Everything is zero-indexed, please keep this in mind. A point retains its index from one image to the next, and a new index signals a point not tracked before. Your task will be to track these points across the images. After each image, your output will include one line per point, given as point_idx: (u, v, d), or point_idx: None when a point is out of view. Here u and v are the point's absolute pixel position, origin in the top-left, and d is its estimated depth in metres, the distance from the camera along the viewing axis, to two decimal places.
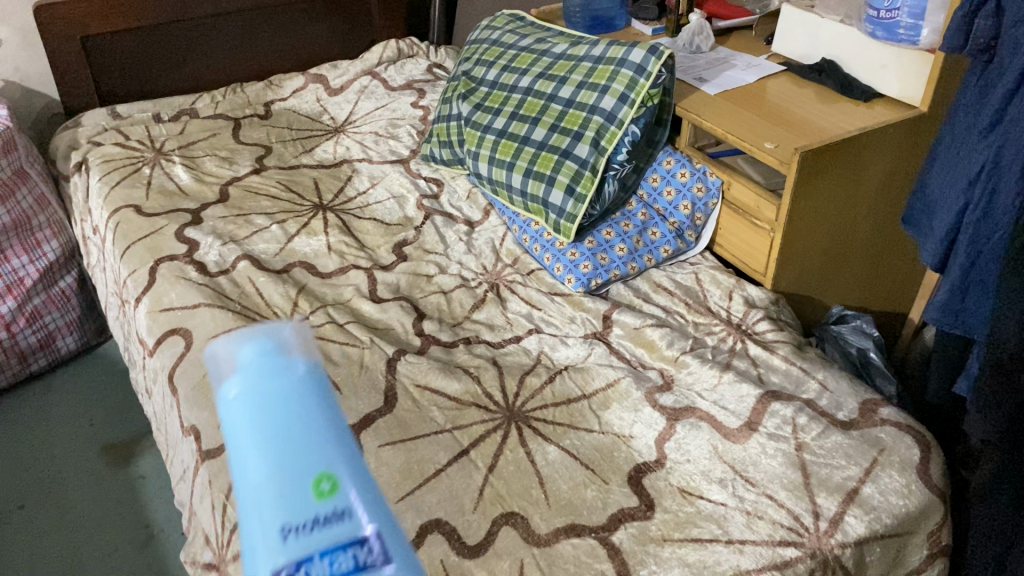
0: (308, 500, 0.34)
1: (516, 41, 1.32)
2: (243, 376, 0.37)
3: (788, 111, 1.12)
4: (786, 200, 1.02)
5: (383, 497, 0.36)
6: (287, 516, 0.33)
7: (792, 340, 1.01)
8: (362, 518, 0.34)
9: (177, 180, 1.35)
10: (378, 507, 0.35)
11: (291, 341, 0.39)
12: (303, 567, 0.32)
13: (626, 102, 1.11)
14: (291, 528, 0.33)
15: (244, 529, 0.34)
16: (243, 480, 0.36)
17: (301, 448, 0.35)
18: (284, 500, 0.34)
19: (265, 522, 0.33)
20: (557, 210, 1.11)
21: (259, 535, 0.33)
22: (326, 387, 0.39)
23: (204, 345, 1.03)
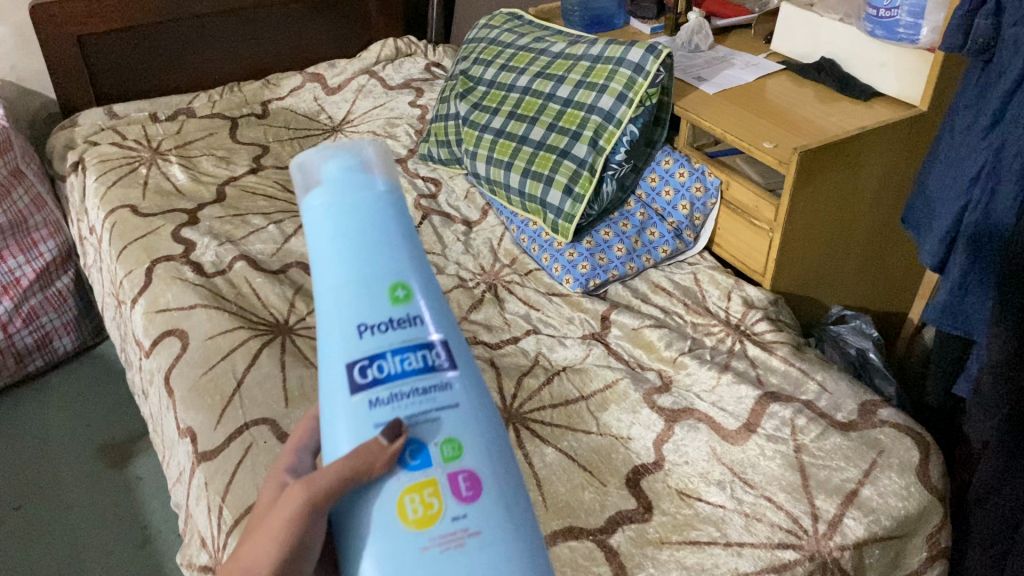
0: (384, 305, 0.41)
1: (514, 40, 1.31)
2: (330, 185, 0.43)
3: (787, 110, 1.11)
4: (785, 200, 1.02)
5: (443, 300, 0.44)
6: (364, 316, 0.41)
7: (791, 340, 1.01)
8: (427, 323, 0.42)
9: (173, 179, 1.34)
10: (438, 312, 0.43)
11: (370, 156, 0.45)
12: (378, 361, 0.41)
13: (624, 101, 1.10)
14: (367, 327, 0.41)
15: (326, 319, 0.42)
16: (323, 279, 0.43)
17: (380, 258, 0.42)
18: (363, 303, 0.41)
19: (346, 318, 0.41)
20: (555, 210, 1.11)
21: (340, 329, 0.41)
22: (400, 200, 0.44)
23: (200, 346, 1.02)
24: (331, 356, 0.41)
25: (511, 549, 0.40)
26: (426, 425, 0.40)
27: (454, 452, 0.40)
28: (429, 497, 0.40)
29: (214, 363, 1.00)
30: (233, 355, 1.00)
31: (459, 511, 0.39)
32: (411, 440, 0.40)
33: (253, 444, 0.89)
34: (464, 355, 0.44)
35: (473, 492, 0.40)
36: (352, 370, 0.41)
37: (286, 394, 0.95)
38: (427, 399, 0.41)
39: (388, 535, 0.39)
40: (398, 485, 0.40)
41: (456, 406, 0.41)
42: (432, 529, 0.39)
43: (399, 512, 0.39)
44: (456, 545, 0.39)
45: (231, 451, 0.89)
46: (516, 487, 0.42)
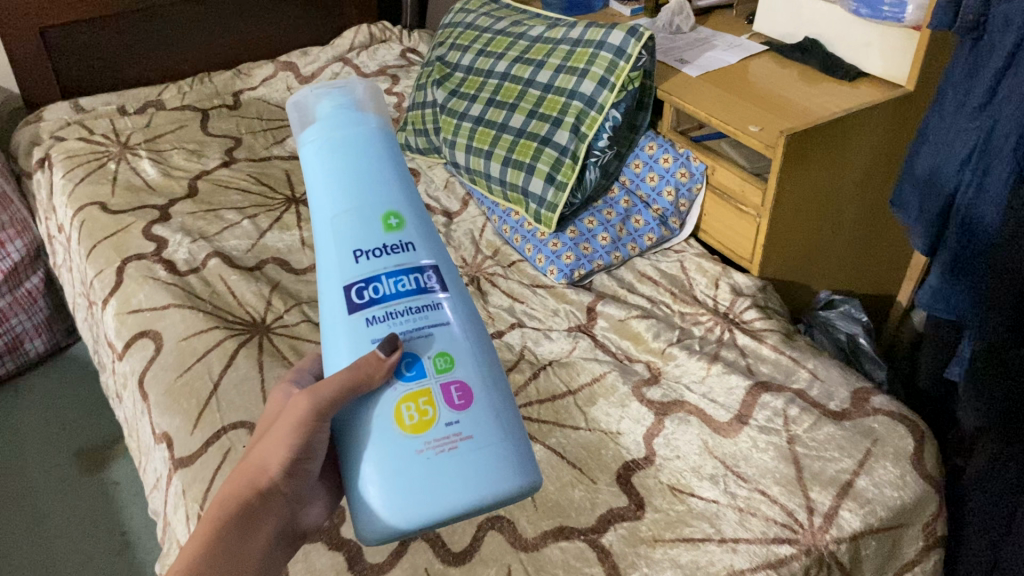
0: (379, 233, 0.52)
1: (491, 24, 1.27)
2: (330, 125, 0.54)
3: (772, 93, 1.09)
4: (772, 184, 1.00)
5: (430, 229, 0.54)
6: (362, 243, 0.51)
7: (781, 328, 0.99)
8: (417, 249, 0.52)
9: (143, 175, 1.31)
10: (427, 240, 0.53)
11: (364, 100, 0.56)
12: (374, 283, 0.50)
13: (605, 86, 1.08)
14: (364, 253, 0.51)
15: (328, 245, 0.52)
16: (325, 212, 0.53)
17: (373, 191, 0.53)
18: (361, 230, 0.51)
19: (346, 246, 0.51)
20: (537, 200, 1.08)
21: (343, 253, 0.51)
22: (389, 140, 0.55)
23: (174, 348, 0.99)
24: (333, 278, 0.51)
25: (499, 449, 0.49)
26: (419, 340, 0.50)
27: (446, 365, 0.49)
28: (424, 405, 0.48)
29: (189, 365, 0.97)
30: (209, 357, 0.97)
31: (452, 416, 0.48)
32: (407, 354, 0.49)
33: (231, 448, 0.87)
34: (451, 279, 0.53)
35: (463, 402, 0.49)
36: (351, 291, 0.50)
37: (264, 397, 0.92)
38: (420, 317, 0.50)
39: (390, 438, 0.48)
40: (396, 395, 0.48)
41: (445, 323, 0.51)
42: (428, 433, 0.48)
43: (398, 419, 0.48)
44: (449, 447, 0.48)
45: (208, 457, 0.87)
46: (500, 394, 0.51)
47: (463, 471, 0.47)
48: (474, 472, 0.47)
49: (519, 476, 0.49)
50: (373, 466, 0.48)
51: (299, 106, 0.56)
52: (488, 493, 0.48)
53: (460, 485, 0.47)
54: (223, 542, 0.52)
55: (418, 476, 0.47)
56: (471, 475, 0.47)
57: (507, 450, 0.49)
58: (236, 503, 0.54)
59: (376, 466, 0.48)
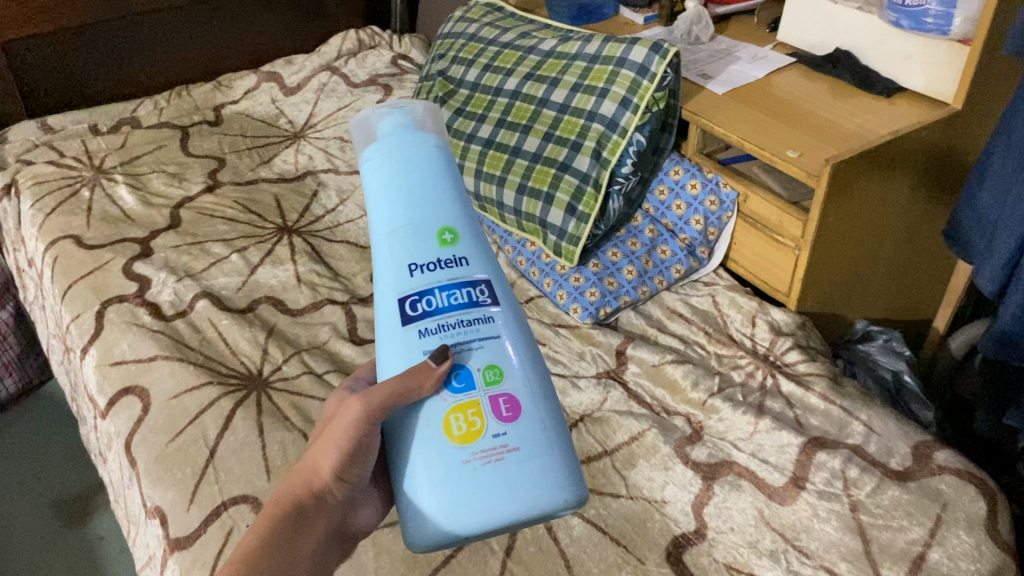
0: (433, 247, 0.49)
1: (497, 36, 1.18)
2: (388, 139, 0.51)
3: (808, 114, 1.01)
4: (815, 216, 0.92)
5: (486, 244, 0.52)
6: (415, 255, 0.49)
7: (827, 372, 0.91)
8: (471, 263, 0.50)
9: (120, 203, 1.20)
10: (482, 254, 0.51)
11: (423, 116, 0.53)
12: (427, 296, 0.48)
13: (628, 107, 0.99)
14: (418, 266, 0.49)
15: (382, 256, 0.50)
16: (379, 221, 0.51)
17: (429, 204, 0.50)
18: (414, 243, 0.49)
19: (399, 257, 0.49)
20: (557, 232, 1.00)
21: (395, 266, 0.49)
22: (448, 150, 0.53)
23: (164, 408, 0.90)
24: (387, 289, 0.49)
25: (546, 462, 0.48)
26: (469, 351, 0.48)
27: (495, 377, 0.48)
28: (472, 416, 0.47)
29: (181, 428, 0.87)
30: (203, 418, 0.88)
31: (500, 428, 0.47)
32: (456, 364, 0.48)
33: (234, 529, 0.78)
34: (506, 292, 0.51)
35: (512, 413, 0.48)
36: (405, 303, 0.48)
37: (266, 465, 0.83)
38: (471, 329, 0.48)
39: (437, 446, 0.47)
40: (444, 405, 0.47)
41: (497, 337, 0.49)
42: (475, 443, 0.47)
43: (446, 430, 0.47)
44: (495, 458, 0.47)
45: (208, 538, 0.77)
46: (550, 404, 0.49)
47: (510, 483, 0.47)
48: (521, 485, 0.47)
49: (565, 490, 0.48)
50: (418, 470, 0.48)
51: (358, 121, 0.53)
52: (534, 504, 0.47)
53: (505, 495, 0.47)
54: (278, 535, 0.53)
55: (463, 486, 0.47)
56: (517, 489, 0.47)
57: (554, 462, 0.48)
58: (289, 501, 0.55)
59: (423, 474, 0.47)
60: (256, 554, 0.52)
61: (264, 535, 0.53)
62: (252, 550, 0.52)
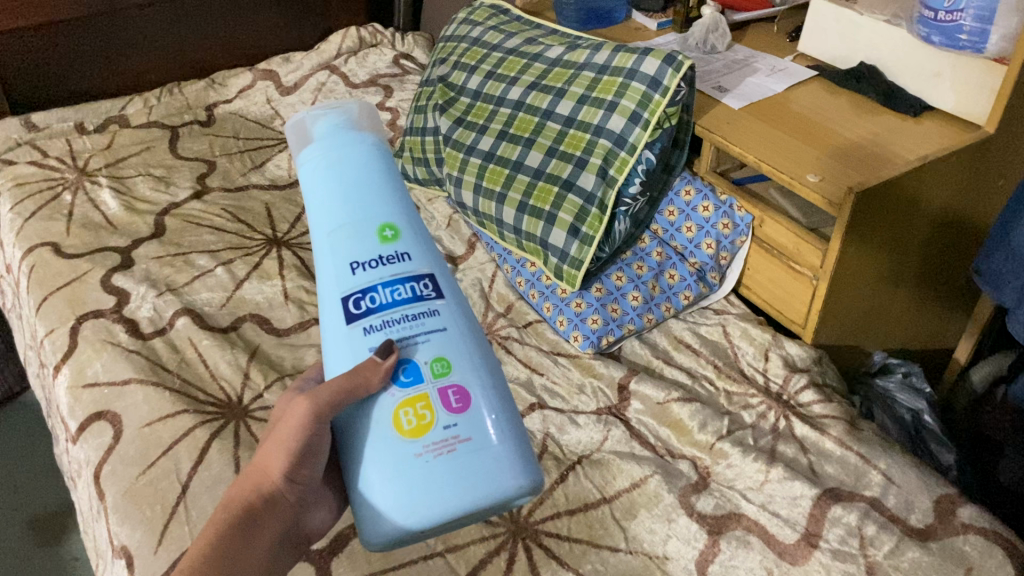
0: (374, 245, 0.53)
1: (501, 41, 1.12)
2: (325, 144, 0.56)
3: (831, 134, 0.95)
4: (836, 246, 0.85)
5: (426, 240, 0.55)
6: (357, 254, 0.52)
7: (844, 414, 0.85)
8: (413, 259, 0.53)
9: (103, 209, 1.15)
10: (422, 250, 0.54)
11: (358, 117, 0.58)
12: (371, 293, 0.52)
13: (638, 123, 0.93)
14: (360, 264, 0.52)
15: (325, 257, 0.53)
16: (320, 221, 0.54)
17: (368, 203, 0.54)
18: (356, 242, 0.53)
19: (342, 257, 0.52)
20: (558, 254, 0.94)
21: (339, 265, 0.53)
22: (383, 150, 0.57)
23: (136, 436, 0.85)
24: (332, 290, 0.53)
25: (496, 451, 0.50)
26: (415, 345, 0.51)
27: (443, 370, 0.51)
28: (421, 409, 0.50)
29: (153, 459, 0.82)
30: (177, 449, 0.83)
31: (448, 420, 0.50)
32: (402, 359, 0.50)
33: None
34: (448, 285, 0.55)
35: (460, 405, 0.50)
36: (348, 302, 0.52)
37: None
38: (417, 324, 0.51)
39: (390, 442, 0.50)
40: (393, 401, 0.50)
41: (441, 329, 0.52)
42: (426, 437, 0.49)
43: (397, 425, 0.50)
44: (447, 450, 0.49)
45: None
46: (499, 394, 0.52)
47: (461, 472, 0.49)
48: (473, 474, 0.49)
49: (517, 476, 0.50)
50: (371, 471, 0.50)
51: (297, 128, 0.57)
52: (486, 494, 0.49)
53: (456, 487, 0.49)
54: (231, 539, 0.53)
55: (416, 479, 0.49)
56: (468, 477, 0.49)
57: (504, 451, 0.50)
58: (240, 505, 0.55)
59: (377, 471, 0.50)
60: (210, 559, 0.52)
61: (215, 541, 0.53)
62: (205, 555, 0.52)
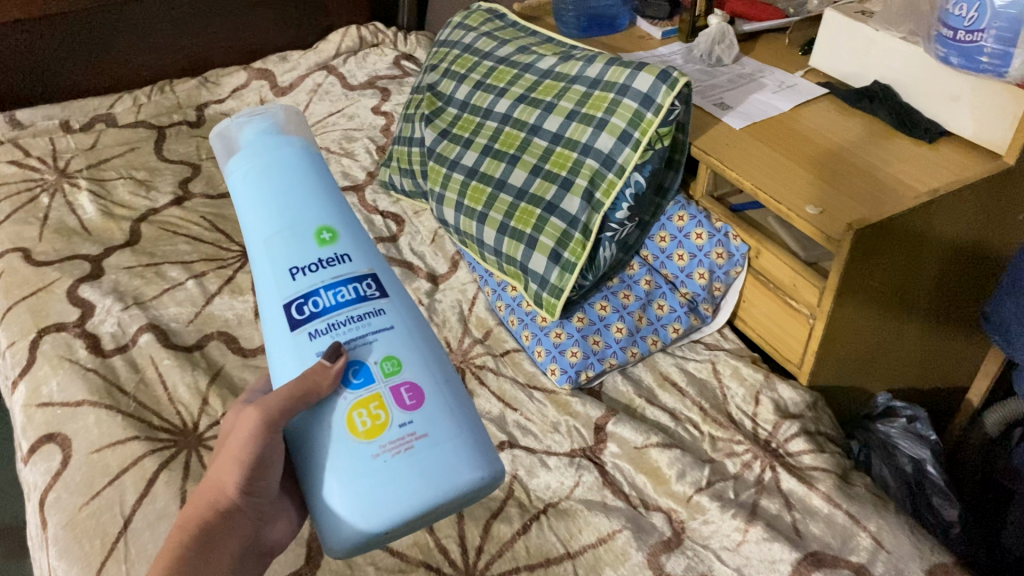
0: (313, 248, 0.54)
1: (493, 49, 1.06)
2: (253, 151, 0.57)
3: (837, 160, 0.88)
4: (833, 285, 0.79)
5: (364, 239, 0.57)
6: (296, 260, 0.53)
7: (835, 467, 0.79)
8: (353, 260, 0.55)
9: (79, 213, 1.11)
10: (361, 249, 0.56)
11: (283, 122, 0.60)
12: (313, 297, 0.52)
13: (627, 143, 0.87)
14: (300, 269, 0.53)
15: (264, 264, 0.54)
16: (253, 228, 0.56)
17: (303, 207, 0.55)
18: (295, 247, 0.54)
19: (282, 264, 0.53)
20: (538, 280, 0.88)
21: (279, 272, 0.53)
22: (309, 152, 0.59)
23: (83, 463, 0.80)
24: (273, 298, 0.53)
25: (455, 444, 0.50)
26: (365, 346, 0.52)
27: (394, 368, 0.51)
28: (375, 410, 0.50)
29: (98, 489, 0.78)
30: (123, 479, 0.78)
31: (404, 417, 0.50)
32: (352, 361, 0.51)
33: None
34: (391, 283, 0.56)
35: (415, 402, 0.51)
36: (291, 307, 0.52)
37: None
38: (363, 325, 0.52)
39: (345, 446, 0.50)
40: (347, 403, 0.50)
41: (389, 328, 0.53)
42: (382, 437, 0.49)
43: (351, 427, 0.50)
44: (405, 447, 0.49)
45: None
46: (453, 390, 0.53)
47: (420, 468, 0.49)
48: (432, 468, 0.49)
49: (477, 465, 0.50)
50: (330, 478, 0.50)
51: (221, 137, 0.59)
52: (448, 486, 0.49)
53: (418, 481, 0.49)
54: (191, 558, 0.52)
55: (374, 479, 0.49)
56: (428, 473, 0.49)
57: (463, 444, 0.51)
58: (196, 523, 0.54)
59: (336, 476, 0.49)
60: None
61: (176, 560, 0.52)
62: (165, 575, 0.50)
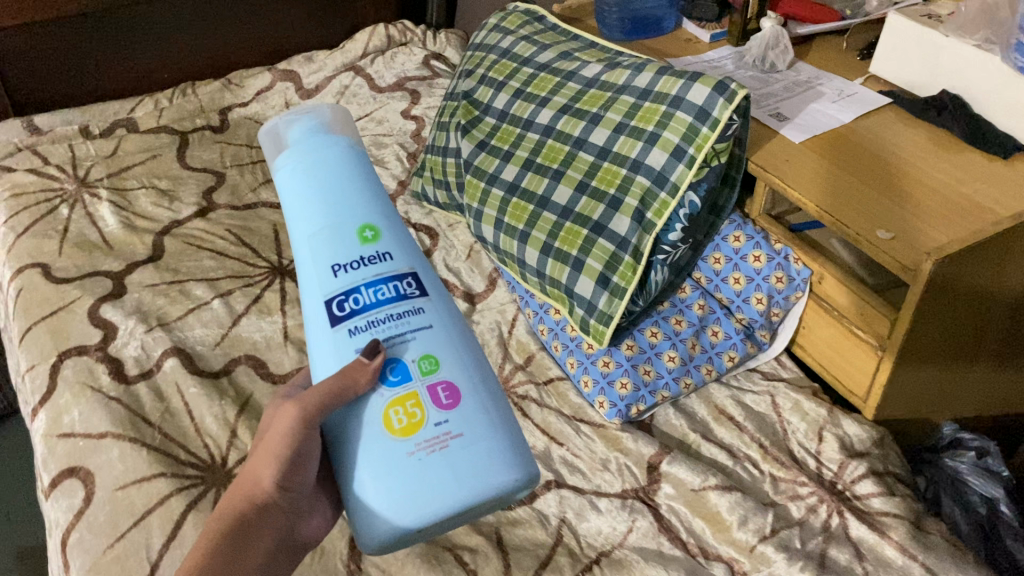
0: (355, 246, 0.52)
1: (533, 54, 1.00)
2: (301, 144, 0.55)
3: (906, 178, 0.82)
4: (905, 319, 0.73)
5: (406, 237, 0.55)
6: (338, 257, 0.51)
7: (907, 513, 0.73)
8: (394, 257, 0.52)
9: (100, 225, 1.07)
10: (404, 248, 0.54)
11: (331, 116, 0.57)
12: (354, 295, 0.51)
13: (681, 159, 0.81)
14: (342, 267, 0.51)
15: (307, 261, 0.52)
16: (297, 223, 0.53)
17: (348, 205, 0.53)
18: (338, 245, 0.52)
19: (325, 261, 0.51)
20: (584, 305, 0.83)
21: (321, 269, 0.51)
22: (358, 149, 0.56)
23: (107, 501, 0.76)
24: (314, 296, 0.52)
25: (492, 444, 0.49)
26: (403, 344, 0.50)
27: (431, 367, 0.50)
28: (411, 408, 0.49)
29: (122, 531, 0.73)
30: (149, 520, 0.74)
31: (440, 416, 0.48)
32: (390, 358, 0.49)
33: None
34: (432, 283, 0.54)
35: (451, 401, 0.49)
36: (332, 305, 0.51)
37: None
38: (402, 323, 0.50)
39: (380, 442, 0.48)
40: (382, 401, 0.49)
41: (429, 328, 0.51)
42: (417, 435, 0.48)
43: (387, 424, 0.48)
44: (440, 446, 0.48)
45: None
46: (490, 391, 0.51)
47: (456, 468, 0.48)
48: (468, 469, 0.48)
49: (512, 468, 0.49)
50: (364, 473, 0.48)
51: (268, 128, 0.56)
52: (483, 489, 0.48)
53: (452, 482, 0.47)
54: (223, 549, 0.51)
55: (409, 478, 0.47)
56: (463, 473, 0.48)
57: (500, 444, 0.49)
58: (231, 516, 0.53)
59: (369, 472, 0.48)
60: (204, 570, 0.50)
61: (209, 551, 0.51)
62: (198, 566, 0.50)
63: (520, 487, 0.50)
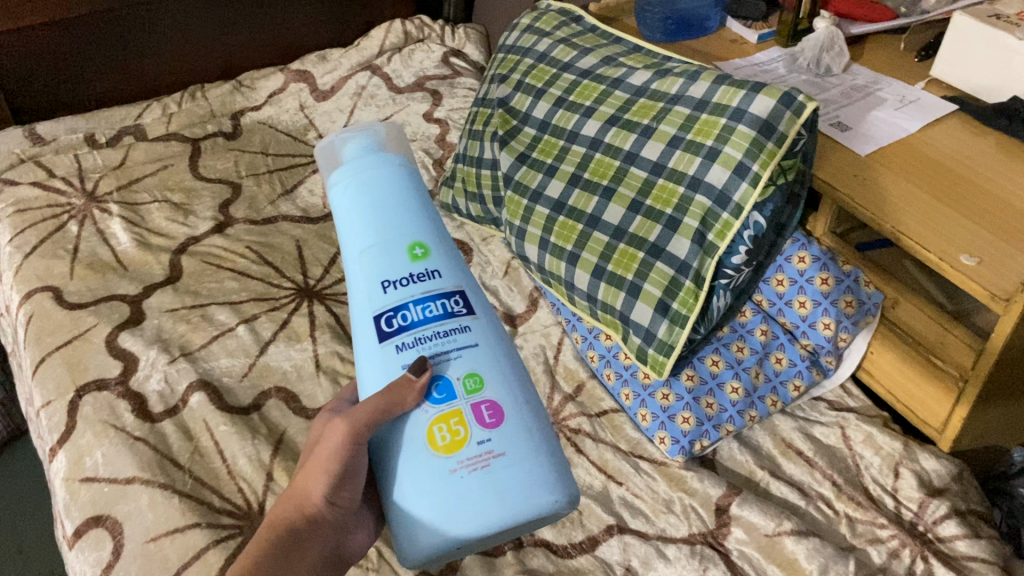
0: (404, 263, 0.50)
1: (573, 59, 0.95)
2: (354, 164, 0.53)
3: (984, 191, 0.77)
4: (991, 351, 0.69)
5: (455, 255, 0.53)
6: (387, 273, 0.50)
7: (997, 557, 0.69)
8: (443, 275, 0.50)
9: (113, 243, 1.01)
10: (452, 266, 0.52)
11: (386, 140, 0.55)
12: (402, 311, 0.49)
13: (745, 177, 0.74)
14: (391, 283, 0.49)
15: (356, 276, 0.51)
16: (349, 239, 0.52)
17: (399, 221, 0.51)
18: (386, 260, 0.50)
19: (373, 276, 0.50)
20: (642, 333, 0.78)
21: (369, 283, 0.50)
22: (412, 171, 0.54)
23: (137, 556, 0.70)
24: (362, 310, 0.50)
25: (534, 465, 0.46)
26: (447, 361, 0.48)
27: (476, 386, 0.47)
28: (455, 425, 0.47)
29: None
30: None
31: (483, 434, 0.46)
32: (435, 376, 0.47)
33: None
34: (479, 301, 0.52)
35: (495, 420, 0.47)
36: (380, 320, 0.49)
37: None
38: (448, 340, 0.48)
39: (422, 458, 0.46)
40: (427, 417, 0.47)
41: (475, 346, 0.49)
42: (459, 452, 0.46)
43: (430, 441, 0.47)
44: (482, 465, 0.46)
45: None
46: (535, 412, 0.49)
47: (497, 487, 0.45)
48: (509, 489, 0.45)
49: (554, 490, 0.46)
50: (405, 490, 0.47)
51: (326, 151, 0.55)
52: (524, 509, 0.46)
53: (493, 501, 0.45)
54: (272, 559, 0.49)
55: (447, 494, 0.45)
56: (504, 493, 0.45)
57: (543, 465, 0.47)
58: (280, 526, 0.51)
59: (409, 485, 0.47)
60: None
61: (258, 559, 0.49)
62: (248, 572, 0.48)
63: (560, 509, 0.47)
